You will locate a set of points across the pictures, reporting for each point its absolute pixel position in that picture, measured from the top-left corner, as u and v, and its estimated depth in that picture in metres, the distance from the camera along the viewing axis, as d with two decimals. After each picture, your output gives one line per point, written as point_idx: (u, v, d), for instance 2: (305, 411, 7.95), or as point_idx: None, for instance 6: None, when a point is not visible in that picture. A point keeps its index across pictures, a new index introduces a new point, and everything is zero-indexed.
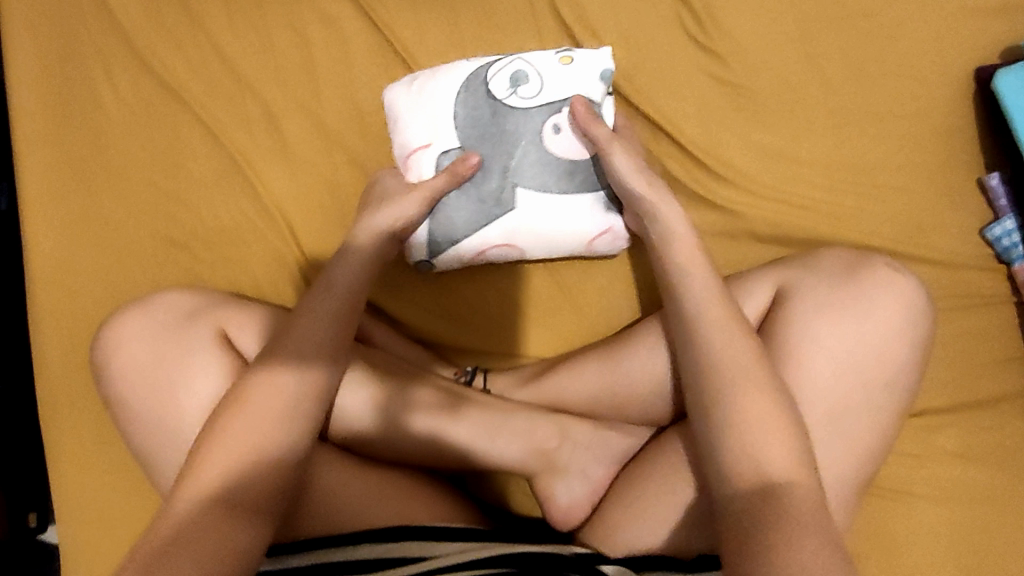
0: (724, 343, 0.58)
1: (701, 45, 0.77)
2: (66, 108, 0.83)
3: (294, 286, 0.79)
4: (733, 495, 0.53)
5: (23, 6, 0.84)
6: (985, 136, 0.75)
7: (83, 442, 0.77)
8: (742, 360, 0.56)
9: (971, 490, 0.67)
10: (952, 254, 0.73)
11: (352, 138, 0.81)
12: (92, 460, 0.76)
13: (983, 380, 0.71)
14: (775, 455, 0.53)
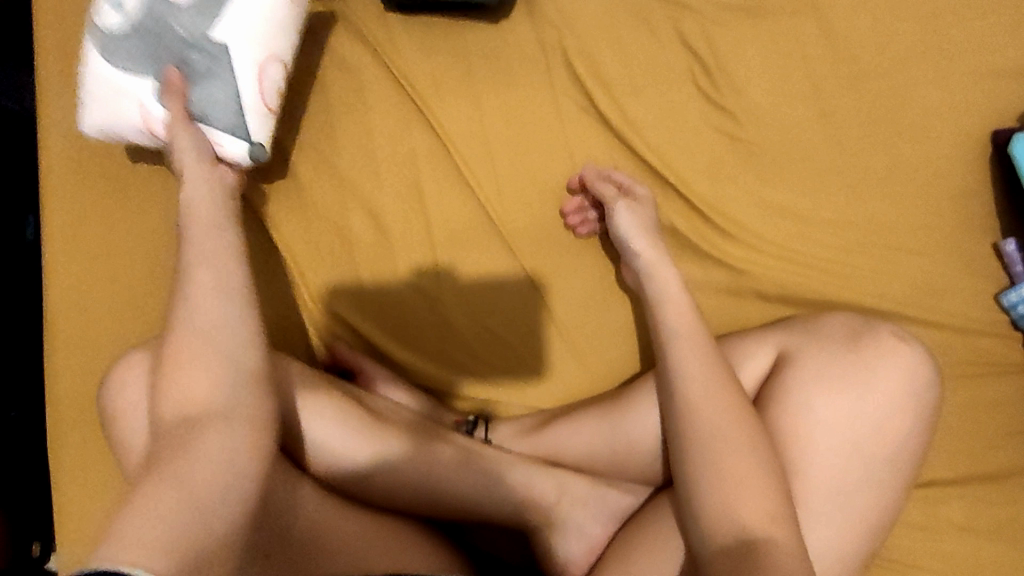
0: (699, 396, 0.62)
1: (712, 102, 0.78)
2: (93, 146, 0.85)
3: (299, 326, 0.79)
4: (709, 547, 0.56)
5: (58, 48, 0.87)
6: (1001, 200, 0.74)
7: (87, 475, 0.77)
8: (713, 414, 0.60)
9: (983, 567, 0.65)
10: (966, 318, 0.72)
11: (362, 181, 0.81)
12: (94, 494, 0.77)
13: (997, 451, 0.68)
14: (747, 510, 0.56)
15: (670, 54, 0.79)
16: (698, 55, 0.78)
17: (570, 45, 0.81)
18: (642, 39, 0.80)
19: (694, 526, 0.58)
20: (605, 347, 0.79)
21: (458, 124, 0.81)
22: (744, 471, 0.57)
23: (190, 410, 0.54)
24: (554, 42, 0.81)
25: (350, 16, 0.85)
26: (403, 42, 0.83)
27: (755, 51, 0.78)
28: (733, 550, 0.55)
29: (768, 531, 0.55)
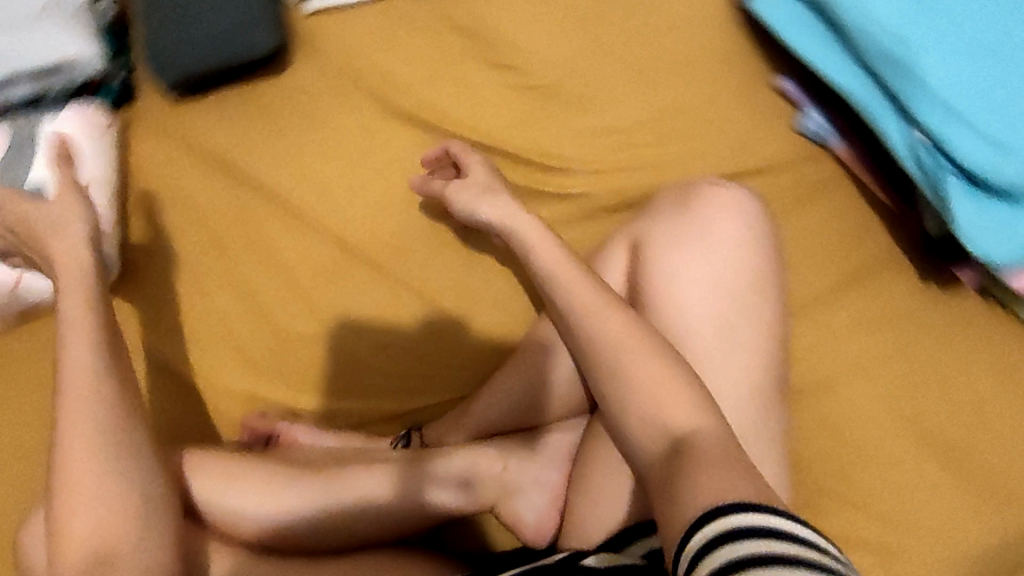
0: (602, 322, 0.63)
1: (497, 63, 0.82)
2: None
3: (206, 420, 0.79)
4: (649, 460, 0.58)
5: None
6: (766, 46, 0.81)
7: None
8: (611, 333, 0.63)
9: (877, 355, 0.72)
10: (787, 153, 0.77)
11: (212, 263, 0.81)
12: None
13: (855, 253, 0.75)
14: (673, 410, 0.58)
15: (444, 38, 0.84)
16: (468, 30, 0.83)
17: (353, 65, 0.84)
18: (415, 33, 0.84)
19: (628, 440, 0.60)
20: (497, 316, 0.79)
21: (279, 174, 0.82)
22: (649, 362, 0.60)
23: (101, 549, 0.57)
24: (339, 68, 0.84)
25: (140, 120, 0.85)
26: (199, 122, 0.84)
27: (515, 5, 0.83)
28: (670, 455, 0.56)
29: (695, 424, 0.57)
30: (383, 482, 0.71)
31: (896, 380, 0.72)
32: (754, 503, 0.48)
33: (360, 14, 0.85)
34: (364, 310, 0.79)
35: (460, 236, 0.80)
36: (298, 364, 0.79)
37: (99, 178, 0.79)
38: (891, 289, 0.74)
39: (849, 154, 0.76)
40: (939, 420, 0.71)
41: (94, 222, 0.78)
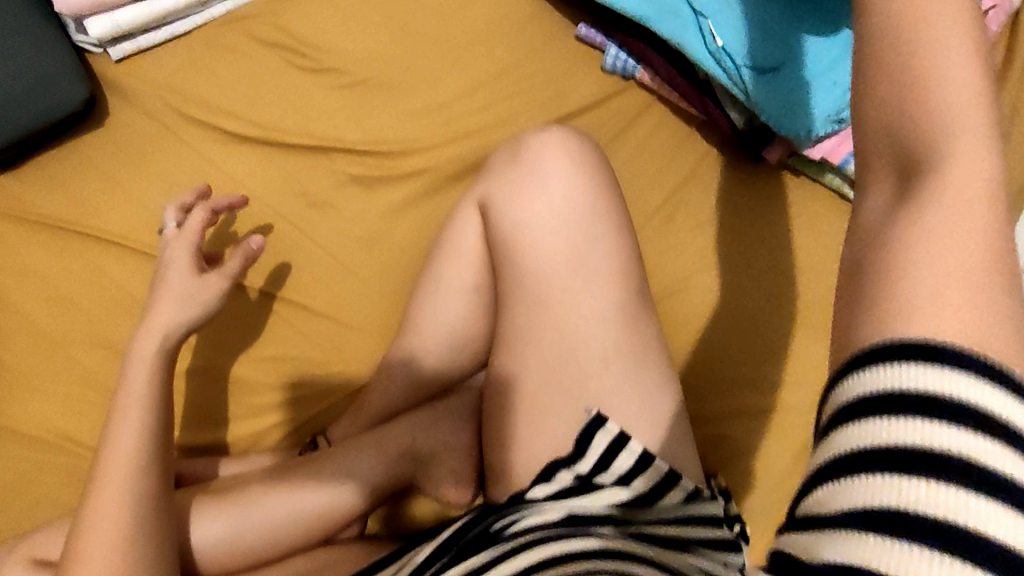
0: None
1: (316, 70, 0.85)
2: None
3: None
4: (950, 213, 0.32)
5: None
6: (558, 2, 0.87)
7: None
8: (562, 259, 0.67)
9: (720, 247, 0.80)
10: (599, 91, 0.84)
11: (74, 325, 0.79)
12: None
13: (680, 165, 0.82)
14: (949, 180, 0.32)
15: (259, 57, 0.86)
16: (281, 45, 0.86)
17: (173, 101, 0.85)
18: (229, 58, 0.86)
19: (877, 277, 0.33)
20: (373, 301, 0.80)
21: (124, 224, 0.81)
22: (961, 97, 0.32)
23: None
24: (159, 106, 0.85)
25: None
26: (29, 192, 0.83)
27: (320, 14, 0.86)
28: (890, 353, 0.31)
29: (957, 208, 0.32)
30: (297, 490, 0.71)
31: (742, 264, 0.79)
32: (933, 347, 0.30)
33: (169, 51, 0.86)
34: (243, 330, 0.80)
35: (318, 236, 0.81)
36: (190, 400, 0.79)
37: None
38: (716, 186, 0.82)
39: (652, 78, 0.83)
40: (783, 289, 0.79)
41: None
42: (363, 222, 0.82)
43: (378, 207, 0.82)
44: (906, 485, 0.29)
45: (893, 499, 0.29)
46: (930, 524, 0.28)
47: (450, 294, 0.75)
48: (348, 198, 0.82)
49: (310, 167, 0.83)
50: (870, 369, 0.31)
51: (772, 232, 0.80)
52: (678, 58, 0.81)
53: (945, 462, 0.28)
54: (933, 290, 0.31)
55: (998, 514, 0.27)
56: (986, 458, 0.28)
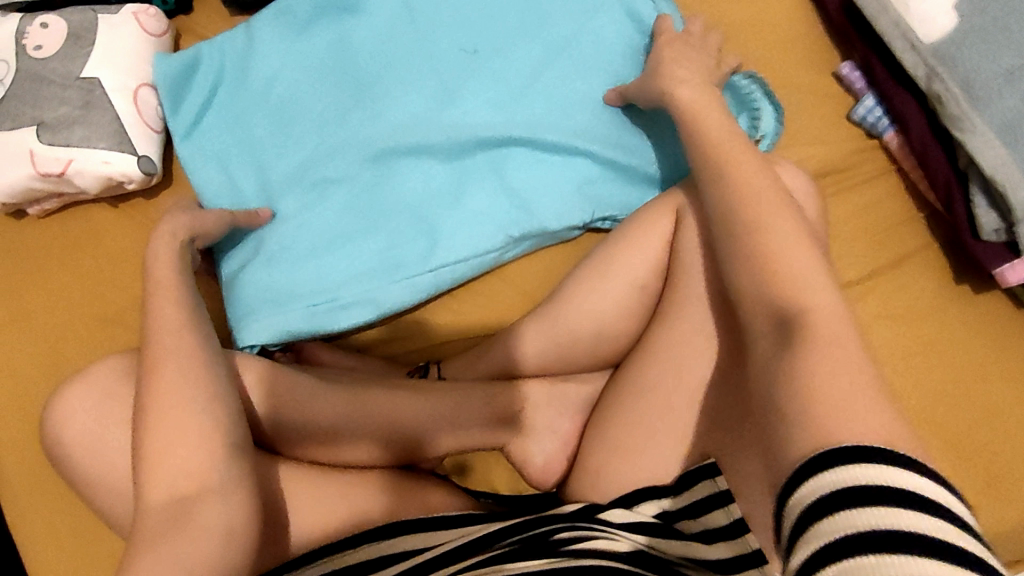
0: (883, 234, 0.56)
1: (558, 16, 0.83)
2: None
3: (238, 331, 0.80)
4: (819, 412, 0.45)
5: None
6: (833, 33, 0.81)
7: (42, 534, 0.73)
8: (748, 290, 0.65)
9: (910, 341, 0.72)
10: (840, 136, 0.78)
11: (254, 174, 0.82)
12: (62, 563, 0.72)
13: (897, 237, 0.75)
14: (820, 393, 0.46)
15: None
16: None
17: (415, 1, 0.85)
18: None
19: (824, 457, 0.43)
20: (530, 264, 0.81)
21: (330, 99, 0.83)
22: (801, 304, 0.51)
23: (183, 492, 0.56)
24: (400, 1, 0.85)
25: (201, 33, 0.90)
26: None
27: None
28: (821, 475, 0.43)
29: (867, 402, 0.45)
30: (405, 410, 0.73)
31: (924, 367, 0.71)
32: (869, 450, 0.42)
33: None
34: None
35: (501, 176, 0.79)
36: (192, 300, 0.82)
37: (149, 81, 0.82)
38: (928, 279, 0.74)
39: (899, 144, 0.75)
40: (956, 415, 0.70)
41: (143, 126, 0.80)
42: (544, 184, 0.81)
43: (570, 171, 0.79)
44: (878, 516, 0.39)
45: (851, 528, 0.39)
46: (880, 535, 0.38)
47: (611, 285, 0.72)
48: (546, 149, 0.79)
49: (520, 107, 0.80)
50: (809, 474, 0.43)
51: (967, 351, 0.72)
52: (944, 134, 0.73)
53: (874, 491, 0.40)
54: (845, 410, 0.45)
55: (916, 515, 0.39)
56: (922, 517, 0.39)
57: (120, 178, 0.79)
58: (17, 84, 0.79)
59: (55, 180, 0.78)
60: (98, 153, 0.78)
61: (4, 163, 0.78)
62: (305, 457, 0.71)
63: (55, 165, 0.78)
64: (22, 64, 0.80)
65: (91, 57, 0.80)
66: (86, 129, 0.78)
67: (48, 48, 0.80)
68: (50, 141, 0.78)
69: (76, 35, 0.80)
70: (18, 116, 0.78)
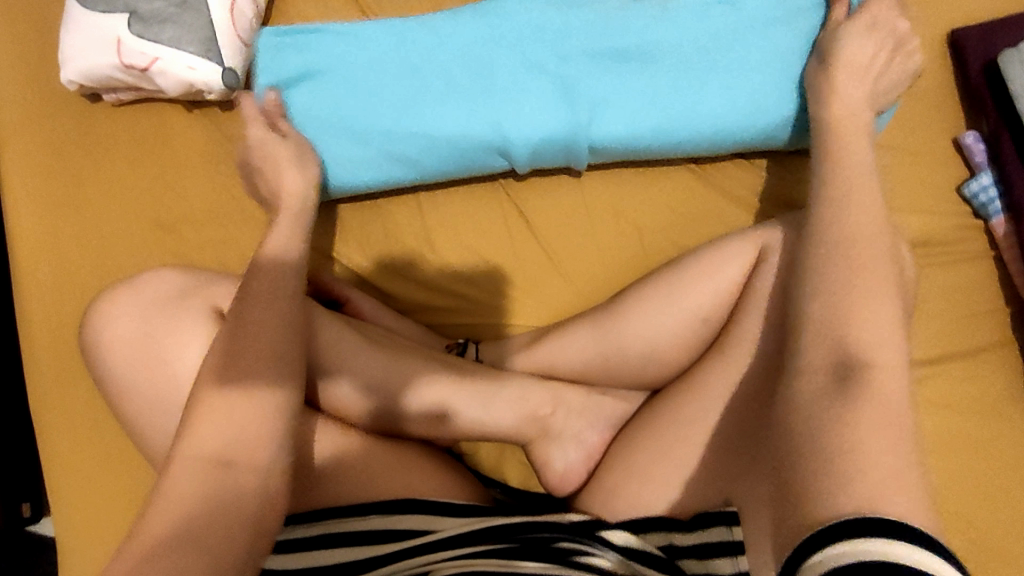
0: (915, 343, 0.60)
1: None
2: (56, 104, 0.82)
3: None
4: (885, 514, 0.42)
5: (7, 7, 0.83)
6: (964, 96, 0.76)
7: (63, 424, 0.74)
8: None
9: (964, 437, 0.69)
10: (943, 208, 0.74)
11: None
12: (76, 454, 0.73)
13: (975, 326, 0.71)
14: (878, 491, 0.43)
15: None
16: None
17: None
18: None
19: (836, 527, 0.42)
20: (596, 271, 0.79)
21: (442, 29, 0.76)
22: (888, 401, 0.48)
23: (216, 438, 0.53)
24: None
25: None
26: None
27: None
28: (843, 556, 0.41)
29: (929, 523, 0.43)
30: (445, 399, 0.72)
31: (972, 466, 0.68)
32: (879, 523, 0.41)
33: None
34: (471, 220, 0.80)
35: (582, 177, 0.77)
36: (220, 222, 0.79)
37: None
38: (998, 376, 0.70)
39: (1006, 232, 0.71)
40: (994, 523, 0.67)
41: (234, 37, 0.77)
42: (624, 189, 0.79)
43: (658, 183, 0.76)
44: None
45: None
46: None
47: (673, 311, 0.70)
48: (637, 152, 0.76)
49: None
50: (815, 547, 0.42)
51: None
52: None
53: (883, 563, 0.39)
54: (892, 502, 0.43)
55: None
56: None
57: (201, 86, 0.77)
58: None
59: (137, 76, 0.77)
60: (185, 56, 0.75)
61: (91, 46, 0.76)
62: (332, 411, 0.71)
63: (138, 59, 0.75)
64: None
65: None
66: (176, 28, 0.75)
67: None
68: (137, 34, 0.75)
69: None
70: (111, 0, 0.76)
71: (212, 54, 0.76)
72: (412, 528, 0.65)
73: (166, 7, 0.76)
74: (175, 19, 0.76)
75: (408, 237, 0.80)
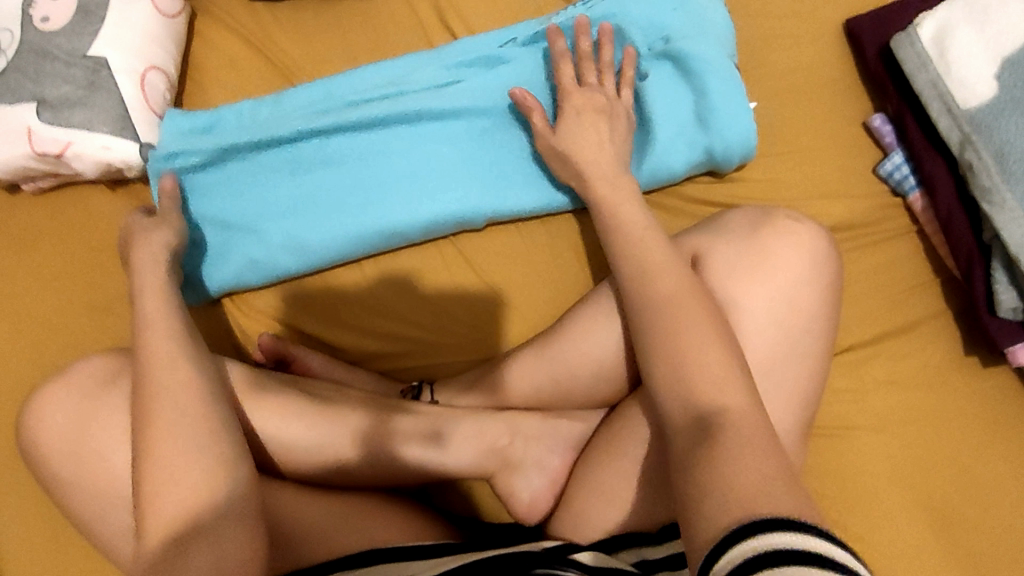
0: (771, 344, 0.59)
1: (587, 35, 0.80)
2: None
3: None
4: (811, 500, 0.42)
5: None
6: (868, 82, 0.79)
7: (10, 524, 0.71)
8: (757, 350, 0.63)
9: (910, 412, 0.70)
10: (861, 192, 0.76)
11: None
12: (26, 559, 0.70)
13: (908, 301, 0.73)
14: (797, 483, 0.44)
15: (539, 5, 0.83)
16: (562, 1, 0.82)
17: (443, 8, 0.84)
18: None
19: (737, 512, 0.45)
20: (539, 303, 0.80)
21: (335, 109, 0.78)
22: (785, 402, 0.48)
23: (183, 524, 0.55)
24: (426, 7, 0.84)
25: (218, 15, 0.85)
26: (280, 34, 0.84)
27: None
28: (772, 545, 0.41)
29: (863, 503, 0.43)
30: (403, 444, 0.72)
31: (921, 439, 0.70)
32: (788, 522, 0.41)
33: None
34: (410, 263, 0.81)
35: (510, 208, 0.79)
36: None
37: (157, 64, 0.78)
38: (936, 347, 0.72)
39: (924, 207, 0.74)
40: (953, 495, 0.68)
41: (148, 112, 0.77)
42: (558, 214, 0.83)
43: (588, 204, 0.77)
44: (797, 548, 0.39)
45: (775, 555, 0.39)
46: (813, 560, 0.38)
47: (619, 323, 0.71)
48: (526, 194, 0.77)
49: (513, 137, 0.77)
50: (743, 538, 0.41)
51: (971, 428, 0.70)
52: (972, 205, 0.71)
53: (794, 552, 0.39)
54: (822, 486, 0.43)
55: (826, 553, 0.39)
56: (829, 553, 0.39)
57: (119, 164, 0.77)
58: (17, 56, 0.76)
59: (53, 162, 0.76)
60: (99, 137, 0.75)
61: (0, 137, 0.75)
62: (289, 472, 0.70)
63: (50, 145, 0.75)
64: (23, 35, 0.76)
65: (98, 32, 0.76)
66: (87, 110, 0.75)
67: (54, 22, 0.76)
68: (46, 121, 0.75)
69: (85, 11, 0.77)
70: (15, 90, 0.75)
71: (126, 131, 0.76)
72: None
73: (74, 90, 0.75)
74: (85, 101, 0.75)
75: (348, 287, 0.80)
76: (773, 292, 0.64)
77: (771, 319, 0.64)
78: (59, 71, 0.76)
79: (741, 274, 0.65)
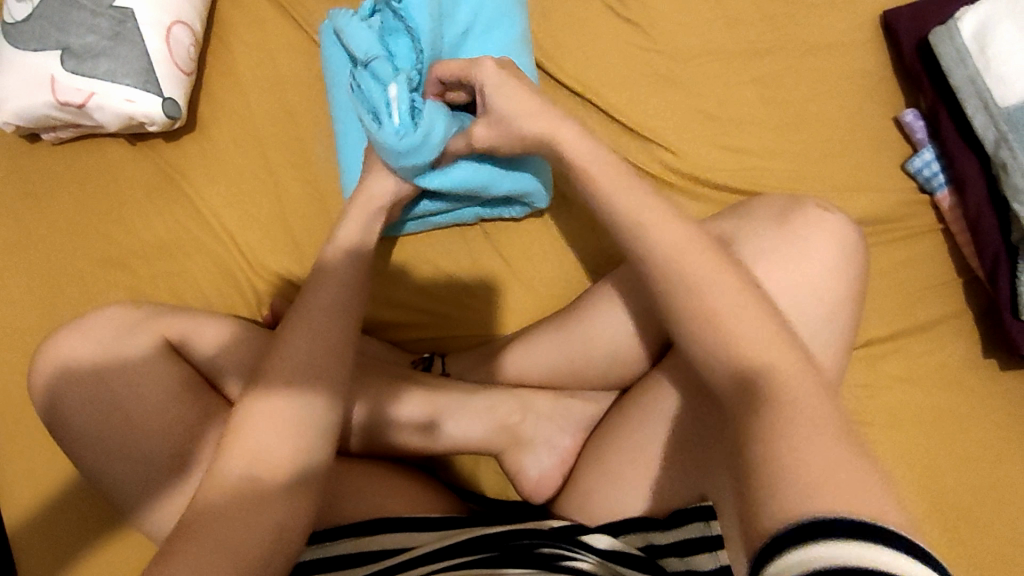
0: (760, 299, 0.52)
1: (620, 15, 0.78)
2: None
3: (248, 299, 0.78)
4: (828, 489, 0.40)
5: None
6: (901, 77, 0.77)
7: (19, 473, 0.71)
8: None
9: (922, 408, 0.70)
10: (888, 187, 0.75)
11: (299, 133, 0.81)
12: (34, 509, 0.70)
13: (929, 301, 0.72)
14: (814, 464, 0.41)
15: None
16: None
17: None
18: None
19: None
20: (551, 286, 0.81)
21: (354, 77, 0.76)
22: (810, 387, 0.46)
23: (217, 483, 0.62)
24: None
25: None
26: None
27: None
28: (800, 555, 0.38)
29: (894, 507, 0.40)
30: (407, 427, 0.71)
31: (934, 437, 0.69)
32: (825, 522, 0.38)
33: None
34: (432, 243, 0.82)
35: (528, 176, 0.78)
36: (171, 254, 0.77)
37: (183, 20, 0.78)
38: (953, 347, 0.72)
39: (952, 205, 0.73)
40: (963, 493, 0.68)
41: (173, 67, 0.76)
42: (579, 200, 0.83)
43: None
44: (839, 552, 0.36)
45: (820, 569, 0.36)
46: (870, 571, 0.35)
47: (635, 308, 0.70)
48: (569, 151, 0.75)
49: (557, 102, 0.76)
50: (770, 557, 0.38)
51: (986, 428, 0.70)
52: (1002, 204, 0.70)
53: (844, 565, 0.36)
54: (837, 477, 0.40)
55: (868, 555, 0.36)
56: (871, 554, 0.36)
57: (141, 118, 0.75)
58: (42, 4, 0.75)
59: (73, 113, 0.75)
60: (122, 90, 0.74)
61: (24, 85, 0.74)
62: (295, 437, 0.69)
63: (71, 96, 0.74)
64: None
65: None
66: (111, 62, 0.74)
67: None
68: (67, 72, 0.74)
69: None
70: (39, 39, 0.74)
71: (150, 86, 0.75)
72: (386, 548, 0.63)
73: (98, 41, 0.74)
74: (109, 53, 0.74)
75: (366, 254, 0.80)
76: (798, 281, 0.63)
77: (795, 309, 0.63)
78: (83, 21, 0.75)
79: (767, 260, 0.64)
